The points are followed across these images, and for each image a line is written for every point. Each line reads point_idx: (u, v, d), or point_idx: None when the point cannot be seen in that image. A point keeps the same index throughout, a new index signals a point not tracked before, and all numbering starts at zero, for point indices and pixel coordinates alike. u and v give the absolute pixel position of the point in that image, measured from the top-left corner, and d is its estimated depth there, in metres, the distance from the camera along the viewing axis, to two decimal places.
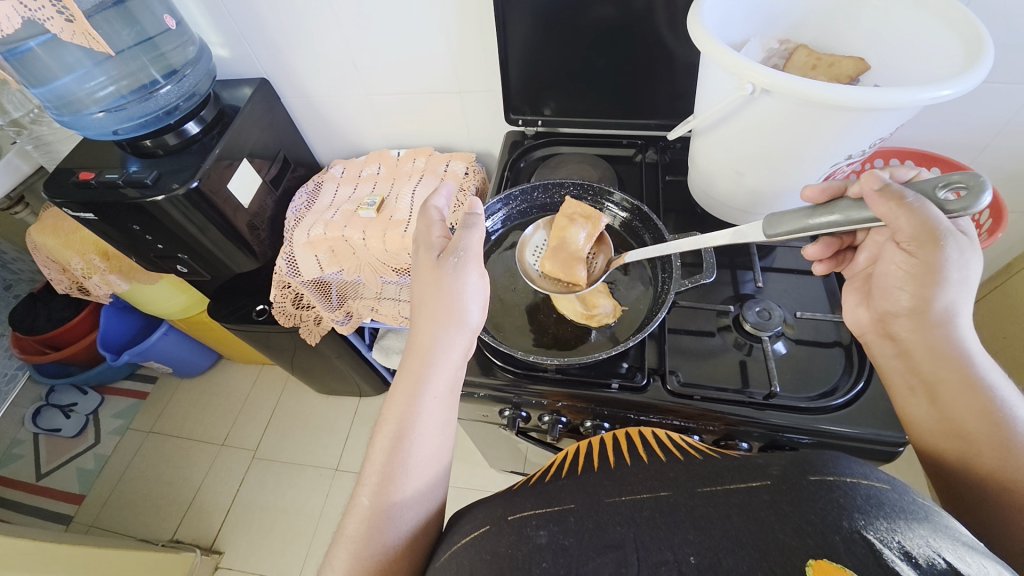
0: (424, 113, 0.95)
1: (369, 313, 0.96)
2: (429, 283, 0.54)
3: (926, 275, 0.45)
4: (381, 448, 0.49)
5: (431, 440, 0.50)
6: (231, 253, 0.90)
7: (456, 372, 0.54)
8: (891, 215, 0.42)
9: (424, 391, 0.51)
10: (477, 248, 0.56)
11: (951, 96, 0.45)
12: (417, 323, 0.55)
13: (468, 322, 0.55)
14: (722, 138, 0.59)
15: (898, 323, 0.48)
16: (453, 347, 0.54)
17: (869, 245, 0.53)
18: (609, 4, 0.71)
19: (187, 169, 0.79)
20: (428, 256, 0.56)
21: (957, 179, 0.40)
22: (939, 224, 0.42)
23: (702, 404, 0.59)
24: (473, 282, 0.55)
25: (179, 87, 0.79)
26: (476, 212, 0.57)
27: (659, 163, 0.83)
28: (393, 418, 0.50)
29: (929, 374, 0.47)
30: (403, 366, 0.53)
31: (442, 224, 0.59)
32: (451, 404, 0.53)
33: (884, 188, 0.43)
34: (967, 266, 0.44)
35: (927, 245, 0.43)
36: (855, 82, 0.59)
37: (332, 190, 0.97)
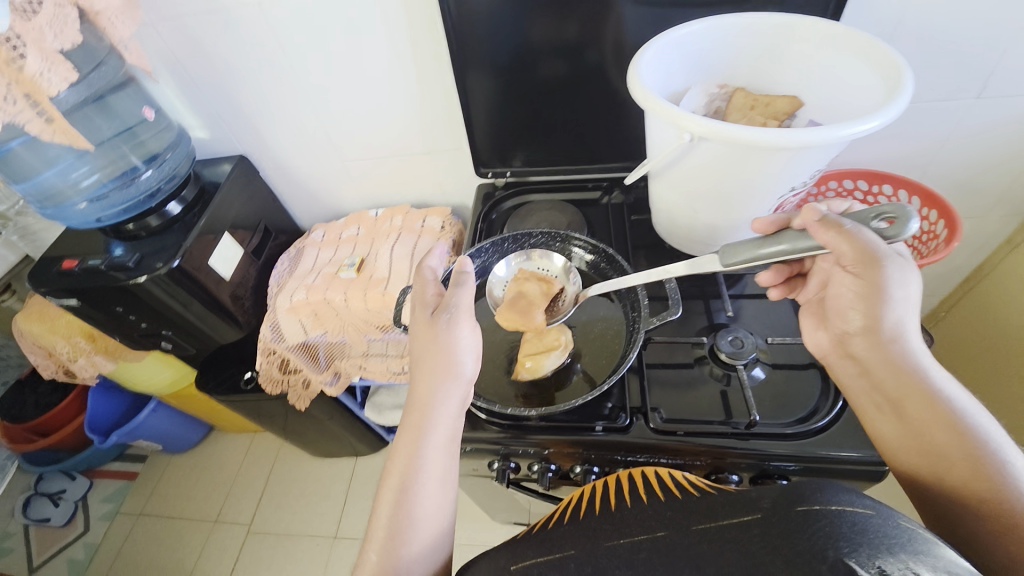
0: (398, 173, 0.99)
1: (357, 371, 0.96)
2: (426, 341, 0.55)
3: (873, 294, 0.47)
4: (386, 505, 0.49)
5: (436, 491, 0.50)
6: (215, 325, 0.90)
7: (453, 425, 0.54)
8: (833, 242, 0.46)
9: (425, 443, 0.52)
10: (468, 303, 0.57)
11: (875, 128, 0.49)
12: (415, 379, 0.55)
13: (463, 374, 0.55)
14: (674, 180, 0.62)
15: (856, 342, 0.50)
16: (450, 400, 0.54)
17: (817, 272, 0.56)
18: (558, 60, 0.76)
19: (170, 249, 0.82)
20: (423, 314, 0.57)
21: (886, 210, 0.46)
22: (878, 248, 0.45)
23: (687, 439, 0.59)
24: (467, 336, 0.56)
25: (160, 171, 0.84)
26: (468, 270, 0.58)
27: (624, 204, 0.87)
28: (397, 471, 0.50)
29: (894, 392, 0.47)
30: (404, 422, 0.54)
31: (436, 281, 0.61)
32: (452, 454, 0.53)
33: (822, 217, 0.47)
34: (908, 284, 0.46)
35: (869, 267, 0.46)
36: (791, 118, 0.64)
37: (314, 254, 0.99)
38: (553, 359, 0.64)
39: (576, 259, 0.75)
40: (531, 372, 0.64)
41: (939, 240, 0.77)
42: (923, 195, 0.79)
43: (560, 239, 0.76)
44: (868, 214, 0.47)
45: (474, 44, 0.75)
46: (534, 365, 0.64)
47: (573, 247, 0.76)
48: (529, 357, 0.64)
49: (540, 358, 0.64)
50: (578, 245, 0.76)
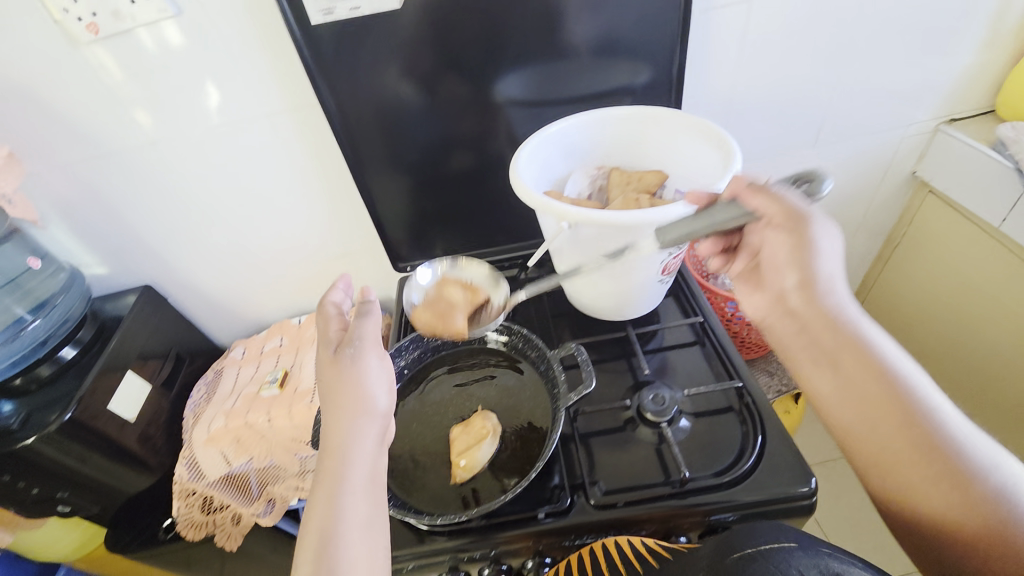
0: (318, 278, 0.99)
1: (295, 493, 0.88)
2: (332, 378, 0.55)
3: (801, 250, 0.51)
4: (307, 567, 0.46)
5: (361, 536, 0.48)
6: (121, 475, 0.81)
7: (373, 462, 0.53)
8: (765, 203, 0.51)
9: (345, 488, 0.50)
10: (374, 334, 0.59)
11: (721, 189, 0.58)
12: (326, 420, 0.54)
13: (376, 407, 0.55)
14: (567, 260, 0.67)
15: (794, 298, 0.54)
16: (365, 435, 0.53)
17: (746, 247, 0.60)
18: (466, 153, 0.83)
19: (62, 399, 0.75)
20: (326, 352, 0.58)
21: (804, 174, 0.53)
22: (802, 207, 0.51)
23: (627, 509, 0.59)
24: (375, 365, 0.57)
25: (49, 319, 0.80)
26: (371, 299, 0.60)
27: (540, 278, 0.91)
28: (317, 525, 0.48)
29: (831, 350, 0.52)
30: (319, 469, 0.52)
31: (338, 316, 0.62)
32: (375, 494, 0.51)
33: (751, 185, 0.52)
34: (829, 238, 0.51)
35: (796, 223, 0.50)
36: (659, 191, 0.72)
37: (234, 374, 0.94)
38: (484, 449, 0.63)
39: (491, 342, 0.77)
40: (467, 471, 0.62)
41: None
42: None
43: None
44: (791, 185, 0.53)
45: (374, 154, 0.80)
46: (468, 460, 0.62)
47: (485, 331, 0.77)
48: (461, 455, 0.63)
49: (472, 452, 0.62)
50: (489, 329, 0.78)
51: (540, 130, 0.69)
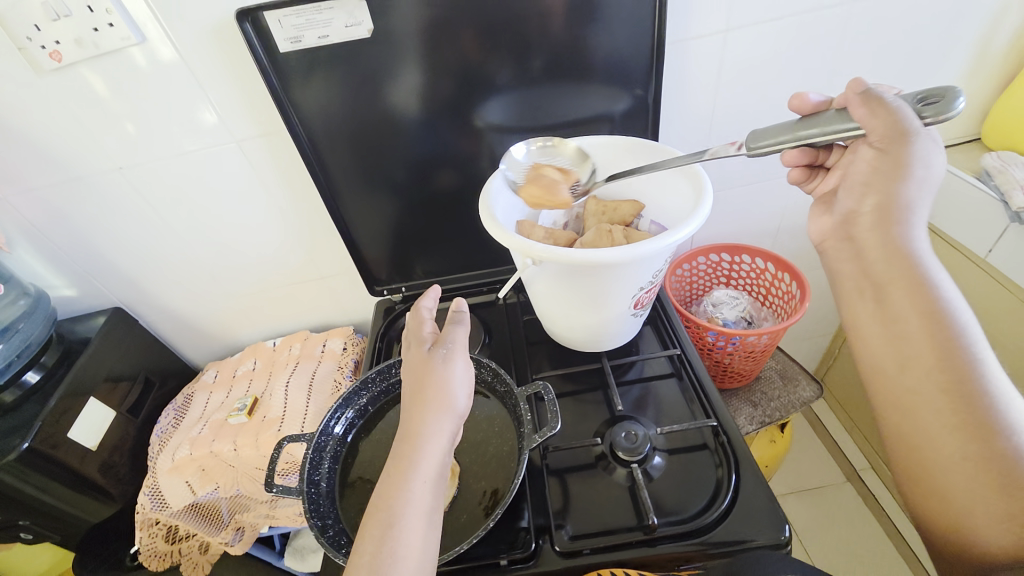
0: (294, 300, 0.97)
1: (265, 521, 0.86)
2: (420, 373, 0.53)
3: (891, 172, 0.48)
4: (371, 540, 0.45)
5: (420, 528, 0.46)
6: (83, 505, 0.79)
7: (443, 458, 0.50)
8: (866, 118, 0.49)
9: (413, 476, 0.48)
10: (464, 341, 0.56)
11: (693, 232, 0.55)
12: (407, 409, 0.52)
13: (456, 407, 0.52)
14: (540, 291, 0.65)
15: (861, 221, 0.50)
16: (443, 433, 0.50)
17: (838, 167, 0.56)
18: (450, 171, 0.81)
19: (23, 426, 0.73)
20: (419, 348, 0.56)
21: (935, 92, 0.47)
22: (911, 125, 0.47)
23: (593, 556, 0.57)
24: (463, 370, 0.54)
25: (11, 344, 0.76)
26: (463, 307, 0.58)
27: (517, 304, 0.89)
28: (385, 504, 0.46)
29: (891, 303, 0.47)
30: (393, 452, 0.50)
31: (433, 320, 0.60)
32: (440, 491, 0.49)
33: (870, 99, 0.49)
34: (930, 162, 0.47)
35: (897, 141, 0.47)
36: (636, 221, 0.71)
37: (204, 399, 0.92)
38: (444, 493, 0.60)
39: None
40: None
41: (796, 300, 0.84)
42: (776, 262, 0.86)
43: None
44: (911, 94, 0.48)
45: (347, 179, 0.79)
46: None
47: None
48: None
49: None
50: None
51: (501, 167, 0.68)
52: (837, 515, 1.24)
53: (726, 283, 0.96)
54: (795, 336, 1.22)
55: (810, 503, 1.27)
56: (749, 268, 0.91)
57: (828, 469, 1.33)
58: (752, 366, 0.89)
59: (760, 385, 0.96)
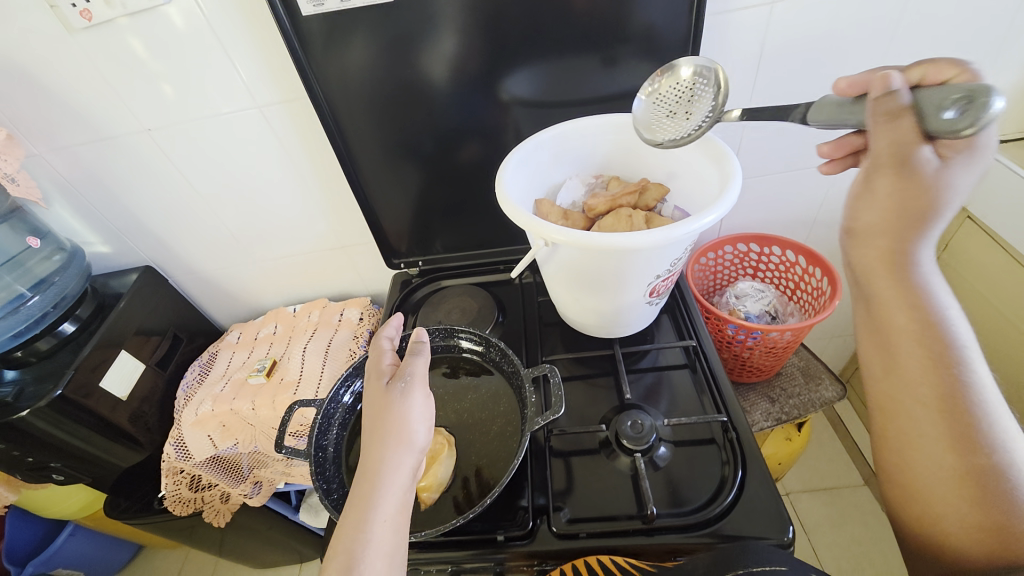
0: (314, 268, 0.99)
1: (281, 477, 0.92)
2: (378, 408, 0.55)
3: (898, 199, 0.41)
4: None
5: (381, 569, 0.47)
6: (113, 450, 0.84)
7: (405, 493, 0.51)
8: (879, 133, 0.41)
9: (372, 517, 0.49)
10: (423, 372, 0.57)
11: (717, 220, 0.52)
12: (366, 447, 0.53)
13: (416, 442, 0.53)
14: (553, 273, 0.64)
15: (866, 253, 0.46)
16: (402, 469, 0.51)
17: None
18: (475, 143, 0.79)
19: (55, 375, 0.78)
20: (378, 383, 0.58)
21: (964, 96, 0.36)
22: (919, 150, 0.39)
23: (589, 541, 0.57)
24: (420, 403, 0.55)
25: (47, 296, 0.81)
26: (422, 340, 0.60)
27: (533, 284, 0.88)
28: (342, 549, 0.47)
29: (876, 314, 0.47)
30: (352, 492, 0.51)
31: (392, 352, 0.62)
32: (401, 529, 0.50)
33: (893, 111, 0.39)
34: (951, 184, 0.41)
35: (895, 168, 0.41)
36: (660, 205, 0.68)
37: (227, 358, 0.96)
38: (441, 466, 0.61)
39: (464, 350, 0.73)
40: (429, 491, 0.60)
41: (826, 297, 0.81)
42: (807, 255, 0.83)
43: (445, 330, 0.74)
44: (944, 98, 0.37)
45: (364, 148, 0.78)
46: (426, 476, 0.60)
47: (459, 337, 0.73)
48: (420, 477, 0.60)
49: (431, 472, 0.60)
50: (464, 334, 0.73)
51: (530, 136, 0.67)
52: (853, 516, 1.21)
53: (753, 275, 0.92)
54: (819, 333, 1.17)
55: (823, 503, 1.25)
56: (778, 260, 0.87)
57: (847, 470, 1.29)
58: (773, 361, 0.86)
59: (781, 381, 0.93)
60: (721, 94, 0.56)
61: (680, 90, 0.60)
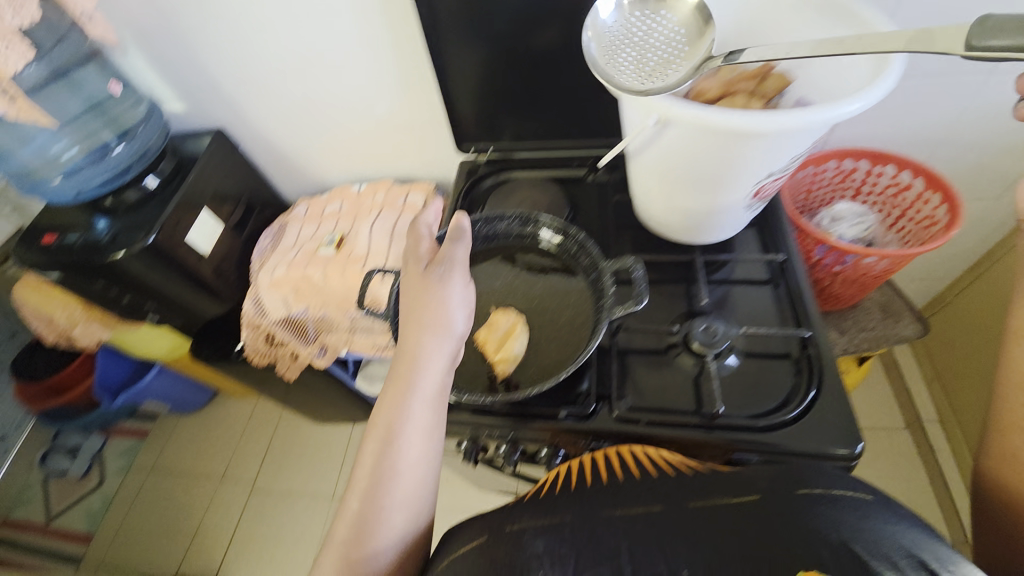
0: (380, 146, 0.96)
1: (345, 346, 0.94)
2: (417, 293, 0.60)
3: None
4: (373, 446, 0.55)
5: (421, 440, 0.55)
6: (199, 300, 0.92)
7: (444, 375, 0.57)
8: None
9: (412, 397, 0.55)
10: (461, 258, 0.62)
11: (857, 111, 0.47)
12: (405, 331, 0.59)
13: (453, 328, 0.59)
14: (646, 162, 0.58)
15: None
16: (439, 353, 0.57)
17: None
18: (569, 9, 0.69)
19: (145, 226, 0.81)
20: (416, 267, 0.62)
21: None
22: None
23: (648, 428, 0.59)
24: (459, 291, 0.60)
25: (132, 146, 0.83)
26: (463, 225, 0.62)
27: (610, 183, 0.82)
28: (385, 419, 0.55)
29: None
30: (393, 372, 0.58)
31: (431, 239, 0.65)
32: (439, 409, 0.57)
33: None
34: None
35: None
36: (781, 97, 0.58)
37: (296, 230, 0.98)
38: (516, 341, 0.65)
39: (544, 241, 0.72)
40: (505, 364, 0.64)
41: (939, 227, 0.74)
42: (927, 179, 0.74)
43: (526, 216, 0.72)
44: None
45: (446, 7, 0.70)
46: (502, 350, 0.64)
47: (541, 224, 0.72)
48: (496, 350, 0.64)
49: (506, 345, 0.64)
50: (546, 223, 0.72)
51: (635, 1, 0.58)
52: (883, 455, 1.22)
53: (854, 196, 0.83)
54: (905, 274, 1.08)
55: None
56: (890, 181, 0.78)
57: (889, 413, 1.28)
58: (855, 292, 0.82)
59: (856, 314, 0.88)
60: (705, 40, 0.55)
61: (650, 28, 0.55)
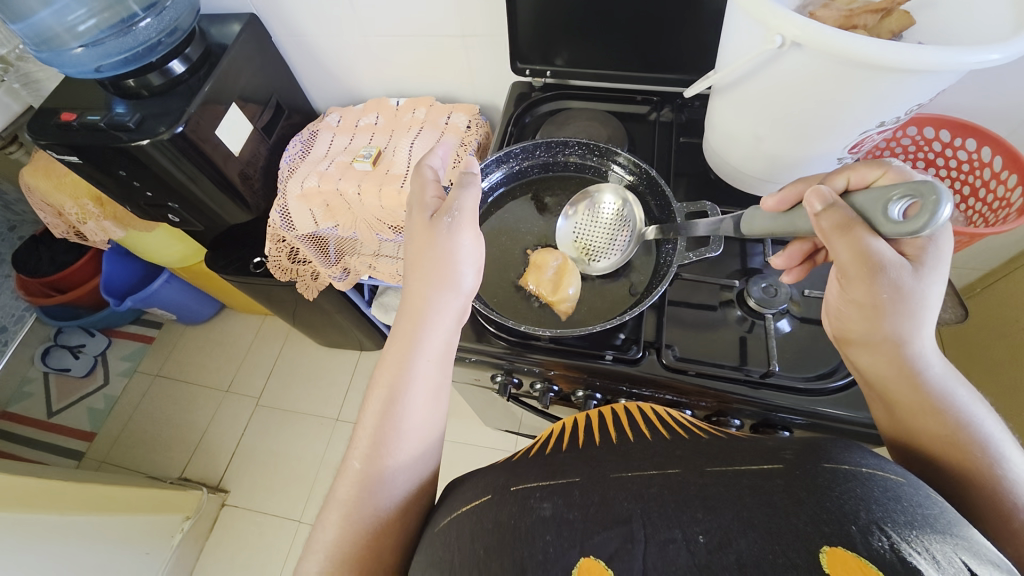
0: (424, 56, 0.88)
1: (367, 270, 0.92)
2: (423, 244, 0.51)
3: (872, 309, 0.43)
4: (372, 412, 0.47)
5: (425, 405, 0.47)
6: (224, 205, 0.88)
7: (449, 337, 0.50)
8: (827, 237, 0.41)
9: (417, 355, 0.48)
10: (472, 209, 0.51)
11: (1002, 61, 0.41)
12: (410, 284, 0.51)
13: (462, 286, 0.51)
14: (743, 96, 0.53)
15: (854, 350, 0.46)
16: (447, 310, 0.50)
17: None
18: None
19: (172, 113, 0.75)
20: (421, 216, 0.52)
21: (906, 192, 0.37)
22: (881, 256, 0.40)
23: (697, 379, 0.58)
24: (469, 244, 0.51)
25: (160, 21, 0.74)
26: (473, 170, 0.52)
27: (673, 123, 0.77)
28: (385, 381, 0.47)
29: (876, 380, 0.45)
30: (396, 329, 0.51)
31: (437, 183, 0.54)
32: (444, 370, 0.50)
33: (842, 221, 0.40)
34: (910, 294, 0.41)
35: (867, 277, 0.40)
36: (896, 40, 0.52)
37: (328, 139, 0.93)
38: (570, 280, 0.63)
39: (615, 179, 0.69)
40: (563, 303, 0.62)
41: (1011, 211, 0.68)
42: (1009, 157, 0.68)
43: (599, 152, 0.69)
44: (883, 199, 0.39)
45: None
46: (558, 290, 0.62)
47: (613, 163, 0.69)
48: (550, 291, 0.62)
49: (561, 284, 0.62)
50: (619, 162, 0.69)
51: None
52: None
53: (924, 168, 0.78)
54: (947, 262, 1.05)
55: None
56: (966, 156, 0.73)
57: None
58: None
59: None
60: (625, 206, 0.67)
61: (591, 219, 0.67)
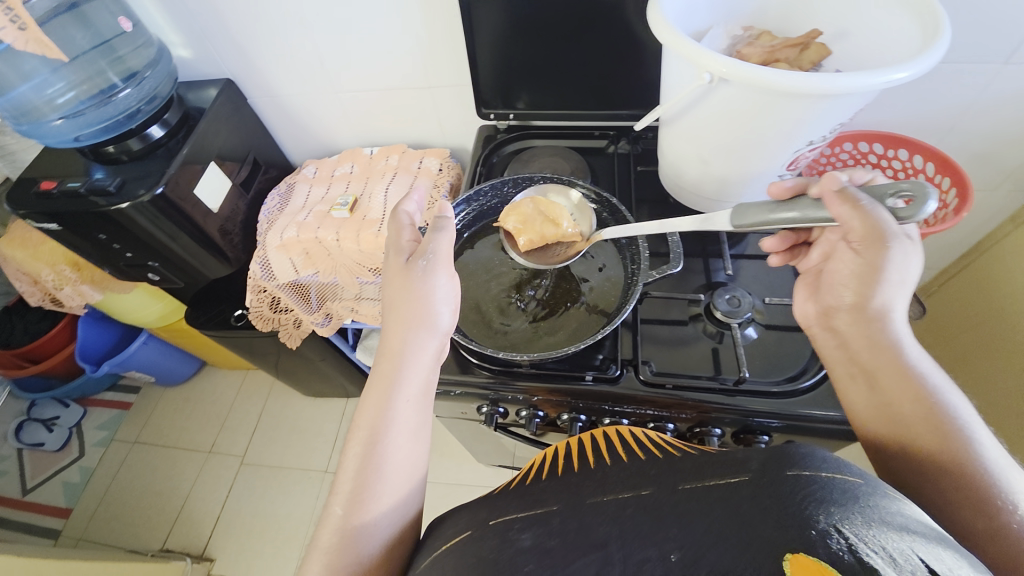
0: (394, 107, 0.93)
1: (349, 314, 0.92)
2: (398, 287, 0.53)
3: (870, 275, 0.47)
4: (353, 456, 0.47)
5: (406, 445, 0.48)
6: (204, 260, 0.89)
7: (427, 376, 0.52)
8: (845, 216, 0.46)
9: (396, 395, 0.50)
10: (446, 251, 0.54)
11: (906, 79, 0.46)
12: (388, 327, 0.53)
13: (439, 324, 0.53)
14: (687, 127, 0.59)
15: (840, 317, 0.51)
16: (426, 348, 0.52)
17: (821, 242, 0.54)
18: None
19: (152, 175, 0.77)
20: (397, 260, 0.55)
21: (905, 188, 0.44)
22: (888, 228, 0.45)
23: (675, 392, 0.60)
24: (443, 285, 0.54)
25: (139, 90, 0.78)
26: (447, 215, 0.55)
27: (631, 154, 0.83)
28: (365, 424, 0.48)
29: (859, 351, 0.49)
30: (375, 370, 0.52)
31: (412, 227, 0.58)
32: (424, 408, 0.51)
33: (851, 198, 0.46)
34: (907, 267, 0.46)
35: (873, 245, 0.46)
36: (818, 68, 0.58)
37: (305, 190, 0.97)
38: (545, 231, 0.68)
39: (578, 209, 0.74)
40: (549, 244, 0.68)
41: (949, 211, 0.74)
42: (939, 162, 0.75)
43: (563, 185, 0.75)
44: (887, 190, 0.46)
45: None
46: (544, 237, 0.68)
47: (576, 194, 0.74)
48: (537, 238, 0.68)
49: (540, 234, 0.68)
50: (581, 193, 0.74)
51: None
52: None
53: None
54: None
55: None
56: (901, 165, 0.79)
57: None
58: None
59: None
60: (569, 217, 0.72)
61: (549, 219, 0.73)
